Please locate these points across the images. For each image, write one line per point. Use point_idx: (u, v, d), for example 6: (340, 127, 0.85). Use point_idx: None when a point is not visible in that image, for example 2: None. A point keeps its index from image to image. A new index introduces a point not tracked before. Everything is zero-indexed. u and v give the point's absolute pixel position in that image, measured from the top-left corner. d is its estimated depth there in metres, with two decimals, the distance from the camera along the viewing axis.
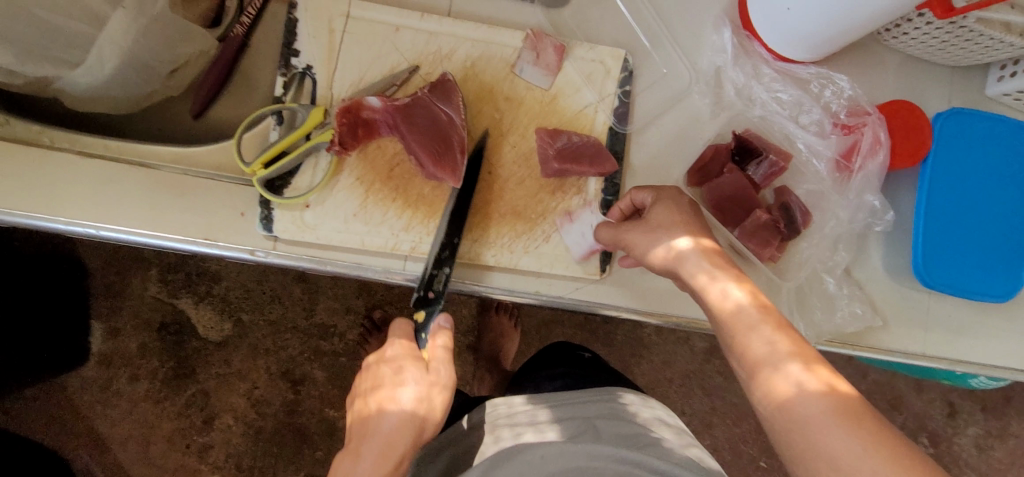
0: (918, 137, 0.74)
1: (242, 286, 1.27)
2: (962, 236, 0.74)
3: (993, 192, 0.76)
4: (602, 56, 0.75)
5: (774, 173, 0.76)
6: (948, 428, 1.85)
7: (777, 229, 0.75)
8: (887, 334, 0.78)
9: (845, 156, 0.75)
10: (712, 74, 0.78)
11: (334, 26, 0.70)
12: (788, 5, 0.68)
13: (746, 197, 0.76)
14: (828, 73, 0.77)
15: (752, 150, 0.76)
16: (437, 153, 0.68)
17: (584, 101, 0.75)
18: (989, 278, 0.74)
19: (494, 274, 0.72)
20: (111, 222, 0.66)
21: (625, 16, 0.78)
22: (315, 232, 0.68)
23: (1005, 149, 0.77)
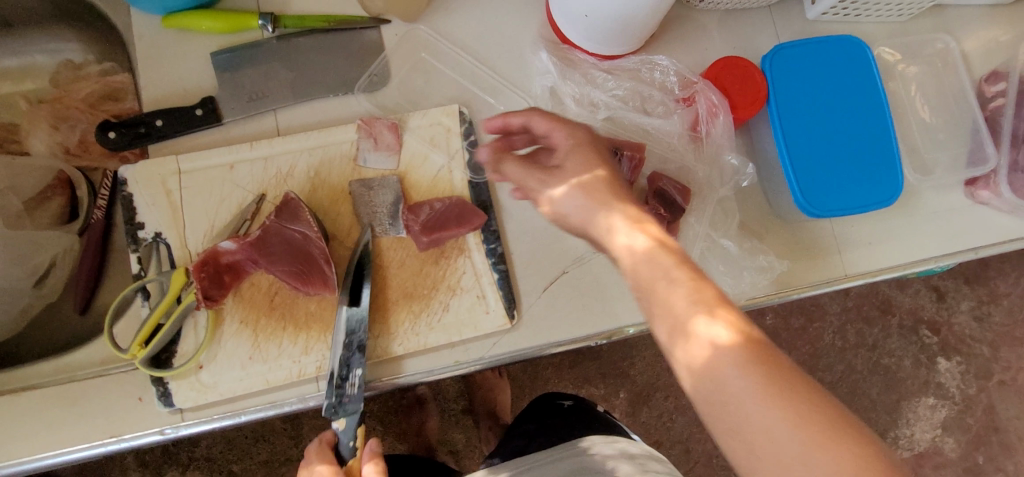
0: (752, 84, 0.75)
1: (222, 440, 1.22)
2: (830, 158, 0.76)
3: (845, 108, 0.78)
4: (437, 118, 0.76)
5: (638, 166, 0.76)
6: (942, 312, 1.82)
7: (661, 217, 0.75)
8: (801, 271, 0.79)
9: (694, 128, 0.78)
10: (547, 95, 0.79)
11: (169, 186, 0.69)
12: (586, 12, 0.72)
13: None
14: (649, 57, 0.80)
15: (609, 152, 0.75)
16: (302, 272, 0.66)
17: (437, 165, 0.75)
18: (870, 188, 0.76)
19: (410, 361, 0.71)
20: (13, 456, 0.65)
21: (448, 74, 0.80)
22: (217, 389, 0.67)
23: (843, 65, 0.79)
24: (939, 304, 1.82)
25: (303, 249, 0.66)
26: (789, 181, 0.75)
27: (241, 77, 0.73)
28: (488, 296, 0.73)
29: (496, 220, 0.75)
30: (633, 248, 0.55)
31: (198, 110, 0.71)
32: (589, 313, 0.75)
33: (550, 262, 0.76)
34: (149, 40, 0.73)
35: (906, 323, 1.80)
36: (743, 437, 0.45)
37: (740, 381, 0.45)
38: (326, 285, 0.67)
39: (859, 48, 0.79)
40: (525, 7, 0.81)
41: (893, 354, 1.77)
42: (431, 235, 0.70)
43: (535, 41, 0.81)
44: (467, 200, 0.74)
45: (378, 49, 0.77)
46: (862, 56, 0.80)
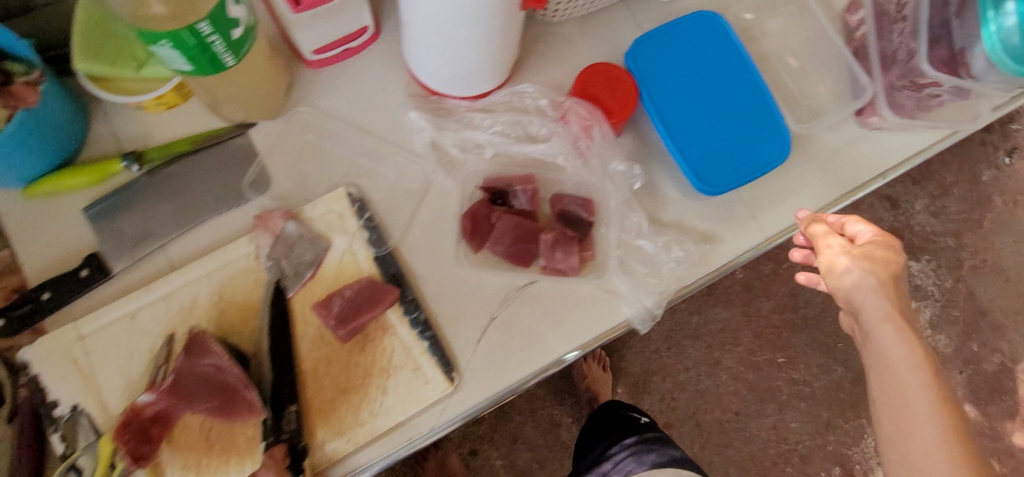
0: (618, 84, 0.76)
1: None
2: (715, 133, 0.77)
3: (716, 83, 0.79)
4: (328, 205, 0.75)
5: (534, 196, 0.77)
6: (899, 218, 1.85)
7: (568, 238, 0.76)
8: (722, 247, 0.80)
9: (581, 142, 0.78)
10: (431, 149, 0.78)
11: (74, 355, 0.68)
12: (438, 64, 0.73)
13: (527, 229, 0.76)
14: (515, 88, 0.80)
15: (504, 191, 0.77)
16: (223, 404, 0.65)
17: (339, 252, 0.74)
18: (760, 153, 0.77)
19: (361, 452, 0.70)
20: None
21: (329, 154, 0.77)
22: None
23: (703, 41, 0.80)
24: (895, 211, 1.85)
25: (220, 380, 0.65)
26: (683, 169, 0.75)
27: (119, 223, 0.71)
28: (423, 366, 0.72)
29: (411, 288, 0.74)
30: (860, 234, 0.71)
31: (83, 270, 0.69)
32: (529, 348, 0.75)
33: (475, 312, 0.75)
34: (16, 214, 0.71)
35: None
36: (889, 379, 0.62)
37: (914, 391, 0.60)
38: (251, 409, 0.66)
39: (714, 20, 0.80)
40: (385, 66, 0.80)
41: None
42: (347, 326, 0.69)
43: (404, 98, 0.79)
44: (377, 278, 0.73)
45: (252, 153, 0.76)
46: (719, 27, 0.80)
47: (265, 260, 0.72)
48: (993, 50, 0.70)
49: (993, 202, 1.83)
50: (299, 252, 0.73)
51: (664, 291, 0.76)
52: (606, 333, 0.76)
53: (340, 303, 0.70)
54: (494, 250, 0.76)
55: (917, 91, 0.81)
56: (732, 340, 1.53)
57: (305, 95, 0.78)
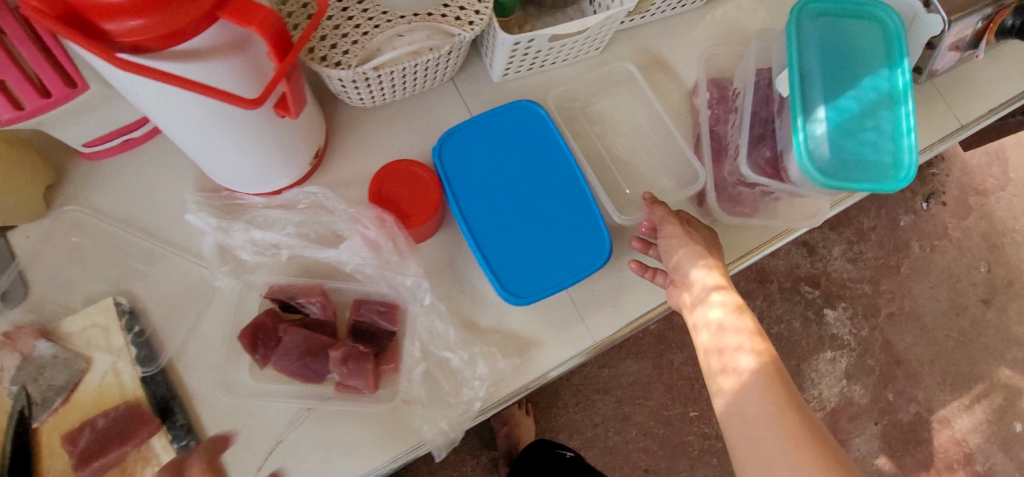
0: (416, 183, 0.71)
1: None
2: (529, 237, 0.72)
3: (531, 176, 0.74)
4: (91, 318, 0.67)
5: (326, 307, 0.71)
6: (817, 264, 1.65)
7: (361, 352, 0.69)
8: (543, 354, 0.74)
9: (376, 252, 0.72)
10: (217, 252, 0.71)
11: None
12: (209, 166, 0.66)
13: (317, 342, 0.69)
14: (307, 190, 0.73)
15: (294, 301, 0.70)
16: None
17: (98, 371, 0.66)
18: (579, 252, 0.72)
19: None
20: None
21: (102, 258, 0.70)
22: None
23: (520, 132, 0.75)
24: (813, 258, 1.66)
25: None
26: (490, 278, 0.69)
27: None
28: None
29: (181, 411, 0.67)
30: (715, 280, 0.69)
31: None
32: (316, 474, 0.67)
33: (256, 436, 0.68)
34: None
35: (787, 285, 1.64)
36: (750, 408, 0.61)
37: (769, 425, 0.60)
38: None
39: (531, 110, 0.76)
40: (171, 159, 0.73)
41: (781, 320, 1.61)
42: (98, 459, 0.63)
43: (191, 194, 0.72)
44: (141, 401, 0.66)
45: (9, 258, 0.68)
46: (539, 116, 0.76)
47: (10, 385, 0.65)
48: (800, 158, 0.64)
49: (910, 248, 1.66)
50: (50, 374, 0.65)
51: (466, 409, 0.70)
52: (405, 456, 0.69)
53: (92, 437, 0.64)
54: (281, 366, 0.69)
55: (750, 188, 0.78)
56: (642, 393, 1.48)
57: (76, 192, 0.71)
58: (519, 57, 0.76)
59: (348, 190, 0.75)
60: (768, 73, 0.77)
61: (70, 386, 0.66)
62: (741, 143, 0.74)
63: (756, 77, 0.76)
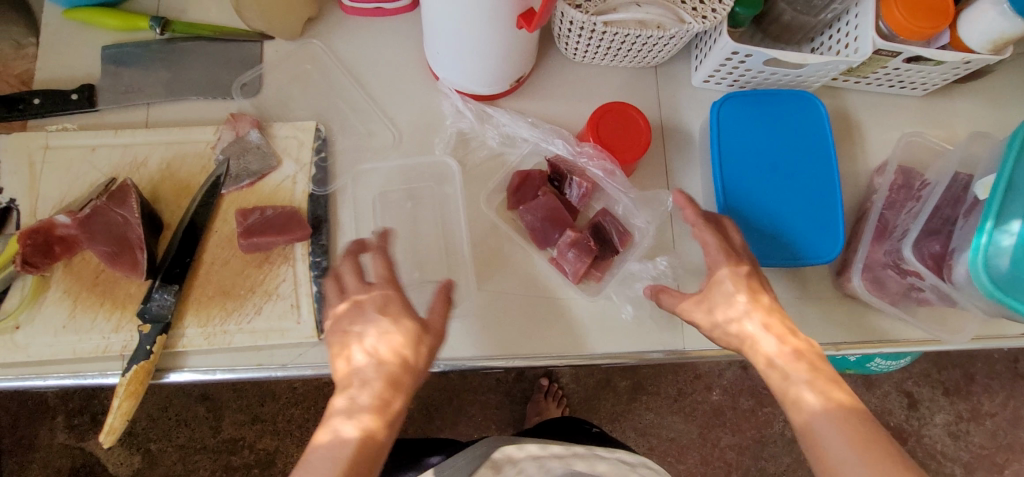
0: (633, 126, 0.77)
1: None
2: (770, 213, 0.77)
3: (798, 162, 0.78)
4: (294, 131, 0.79)
5: (586, 194, 0.79)
6: (912, 420, 1.55)
7: (589, 247, 0.77)
8: (637, 334, 0.76)
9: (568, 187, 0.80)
10: (407, 124, 0.82)
11: (34, 159, 0.76)
12: (438, 49, 0.76)
13: (563, 216, 0.78)
14: (487, 109, 0.81)
15: (563, 174, 0.79)
16: (112, 253, 0.69)
17: (282, 173, 0.78)
18: (809, 243, 0.77)
19: (211, 355, 0.74)
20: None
21: (320, 89, 0.82)
22: (27, 350, 0.71)
23: (797, 118, 0.79)
24: (911, 412, 1.55)
25: (120, 232, 0.70)
26: None
27: (123, 72, 0.80)
28: (302, 306, 0.75)
29: (327, 235, 0.77)
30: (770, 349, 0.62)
31: (75, 95, 0.78)
32: None
33: None
34: (49, 30, 0.81)
35: None
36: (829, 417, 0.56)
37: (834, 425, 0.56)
38: (134, 268, 0.70)
39: (816, 106, 0.79)
40: (403, 38, 0.84)
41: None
42: (250, 238, 0.73)
43: (407, 72, 0.83)
44: (302, 212, 0.77)
45: (257, 61, 0.82)
46: (817, 112, 0.79)
47: (218, 153, 0.78)
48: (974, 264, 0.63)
49: None
50: (249, 159, 0.78)
51: (548, 348, 0.75)
52: (473, 360, 0.74)
53: (267, 217, 0.74)
54: (523, 217, 0.79)
55: (900, 276, 0.76)
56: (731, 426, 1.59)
57: (324, 32, 0.84)
58: (726, 70, 0.81)
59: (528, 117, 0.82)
60: (966, 178, 0.75)
61: (258, 174, 0.77)
62: (912, 228, 0.75)
63: (953, 176, 0.75)
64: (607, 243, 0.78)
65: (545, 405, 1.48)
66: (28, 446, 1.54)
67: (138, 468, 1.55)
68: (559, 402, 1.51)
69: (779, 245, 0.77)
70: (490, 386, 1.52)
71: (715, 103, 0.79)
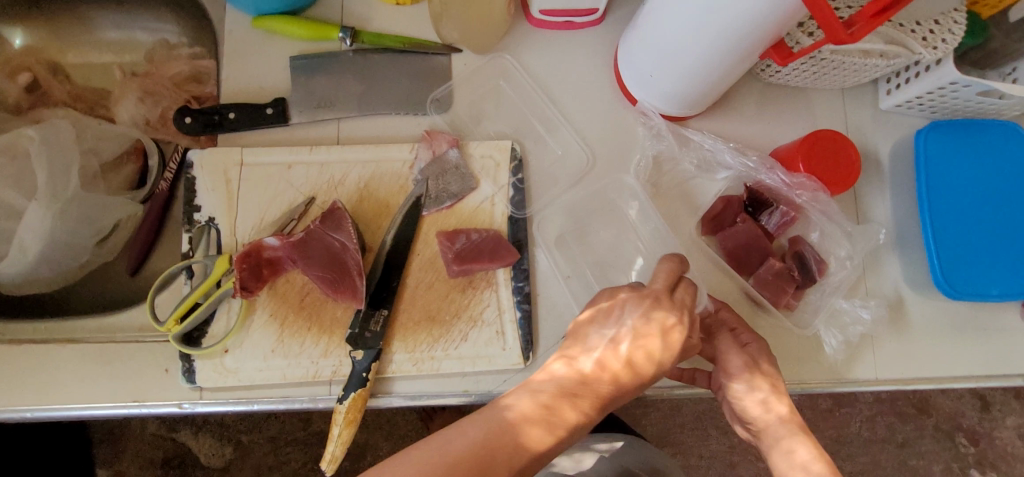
0: (830, 146, 0.74)
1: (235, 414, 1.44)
2: (973, 245, 0.77)
3: (998, 195, 0.78)
4: (490, 151, 0.77)
5: (787, 223, 0.77)
6: (985, 422, 1.58)
7: (791, 276, 0.76)
8: (838, 364, 0.76)
9: (767, 216, 0.78)
10: (600, 145, 0.80)
11: (230, 176, 0.74)
12: (652, 73, 0.74)
13: (761, 246, 0.77)
14: (684, 129, 0.80)
15: (763, 201, 0.77)
16: (335, 278, 0.69)
17: (481, 195, 0.76)
18: (1010, 279, 0.76)
19: (417, 380, 0.73)
20: (17, 403, 0.69)
21: (511, 105, 0.80)
22: (237, 374, 0.70)
23: (998, 151, 0.79)
24: (983, 414, 1.58)
25: (339, 256, 0.70)
26: (933, 264, 0.75)
27: (313, 83, 0.77)
28: (507, 333, 0.73)
29: (528, 259, 0.75)
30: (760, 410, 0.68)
31: (269, 109, 0.75)
32: None
33: (573, 310, 0.75)
34: (235, 38, 0.78)
35: (943, 427, 1.58)
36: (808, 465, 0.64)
37: None
38: (354, 295, 0.70)
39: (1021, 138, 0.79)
40: (592, 53, 0.82)
41: (923, 456, 1.55)
42: (461, 265, 0.72)
43: (596, 89, 0.81)
44: (502, 235, 0.75)
45: (446, 74, 0.79)
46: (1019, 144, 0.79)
47: (416, 173, 0.76)
48: None
49: None
50: (448, 180, 0.76)
51: None
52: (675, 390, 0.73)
53: (468, 242, 0.73)
54: (720, 243, 0.78)
55: None
56: (810, 428, 1.59)
57: (512, 46, 0.81)
58: (931, 99, 0.79)
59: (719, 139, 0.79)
60: None
61: (457, 195, 0.75)
62: None
63: None
64: (805, 274, 0.76)
65: None
66: (118, 437, 1.55)
67: (229, 459, 1.57)
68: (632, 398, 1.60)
69: (983, 279, 0.76)
70: None
71: (920, 130, 0.78)
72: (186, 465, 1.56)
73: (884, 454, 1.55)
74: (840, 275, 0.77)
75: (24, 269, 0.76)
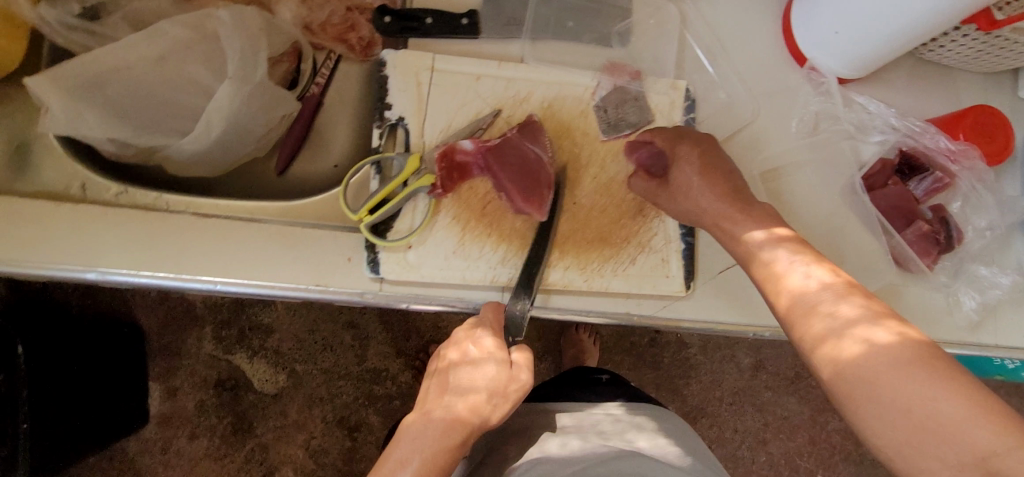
0: (989, 119, 0.79)
1: (293, 338, 1.58)
2: None
3: None
4: (665, 87, 0.79)
5: (938, 188, 0.81)
6: None
7: (936, 240, 0.80)
8: (965, 327, 0.80)
9: (920, 183, 0.82)
10: (764, 96, 0.83)
11: (421, 79, 0.75)
12: (836, 29, 0.75)
13: (910, 208, 0.81)
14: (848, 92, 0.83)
15: (916, 167, 0.81)
16: (528, 187, 0.72)
17: (656, 128, 0.79)
18: None
19: (584, 297, 0.76)
20: (202, 274, 0.70)
21: (684, 46, 0.82)
22: (419, 270, 0.72)
23: None
24: None
25: (536, 168, 0.72)
26: None
27: (503, 1, 0.79)
28: (671, 262, 0.77)
29: None
30: (806, 288, 0.55)
31: (464, 20, 0.77)
32: (758, 305, 0.77)
33: None
34: None
35: None
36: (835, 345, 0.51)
37: (900, 370, 0.47)
38: (545, 206, 0.72)
39: None
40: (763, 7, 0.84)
41: None
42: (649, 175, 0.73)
43: (763, 42, 0.84)
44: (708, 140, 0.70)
45: (628, 8, 0.81)
46: None
47: (596, 101, 0.78)
48: None
49: None
50: (627, 110, 0.78)
51: None
52: None
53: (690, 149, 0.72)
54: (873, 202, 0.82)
55: None
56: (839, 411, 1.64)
57: None
58: None
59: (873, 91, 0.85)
60: None
61: (635, 126, 0.78)
62: None
63: None
64: (948, 240, 0.81)
65: (635, 345, 1.68)
66: (174, 352, 1.55)
67: (282, 387, 1.56)
68: (665, 362, 1.68)
69: None
70: (622, 349, 1.68)
71: None
72: (240, 387, 1.55)
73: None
74: (977, 245, 0.82)
75: (201, 149, 0.76)
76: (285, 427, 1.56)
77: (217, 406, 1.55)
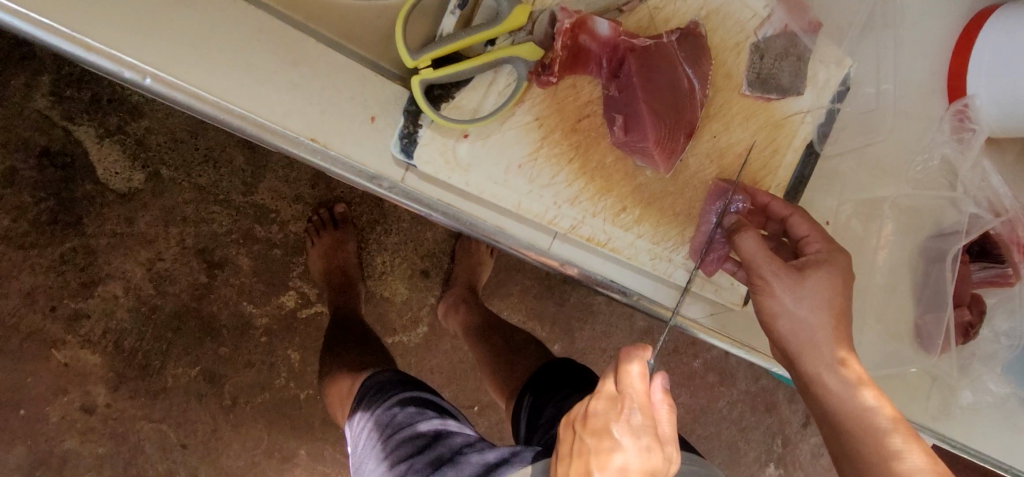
0: None
1: (167, 132, 1.10)
2: None
3: None
4: (831, 57, 0.60)
5: (994, 281, 0.76)
6: None
7: (965, 331, 0.76)
8: (953, 422, 0.77)
9: (985, 270, 0.75)
10: (896, 116, 0.69)
11: None
12: None
13: (962, 291, 0.75)
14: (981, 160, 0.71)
15: (991, 253, 0.75)
16: (662, 122, 0.52)
17: (800, 104, 0.59)
18: None
19: (640, 276, 0.59)
20: (114, 45, 0.40)
21: (851, 18, 0.65)
22: (466, 174, 0.49)
23: None
24: None
25: (680, 100, 0.53)
26: None
27: None
28: None
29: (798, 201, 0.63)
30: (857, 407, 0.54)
31: None
32: None
33: None
34: None
35: None
36: None
37: None
38: (668, 156, 0.53)
39: None
40: (942, 12, 0.69)
41: None
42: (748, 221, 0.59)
43: (923, 54, 0.69)
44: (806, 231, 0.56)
45: None
46: None
47: (758, 39, 0.57)
48: None
49: None
50: (783, 67, 0.59)
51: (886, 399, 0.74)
52: None
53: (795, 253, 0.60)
54: None
55: None
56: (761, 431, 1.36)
57: None
58: None
59: (997, 162, 0.74)
60: None
61: (782, 92, 0.59)
62: None
63: None
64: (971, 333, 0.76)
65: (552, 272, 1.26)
66: None
67: (137, 189, 1.10)
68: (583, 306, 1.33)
69: None
70: None
71: None
72: (77, 169, 1.07)
73: (754, 448, 1.35)
74: (989, 347, 0.78)
75: None
76: (125, 237, 1.10)
77: (33, 183, 1.06)
